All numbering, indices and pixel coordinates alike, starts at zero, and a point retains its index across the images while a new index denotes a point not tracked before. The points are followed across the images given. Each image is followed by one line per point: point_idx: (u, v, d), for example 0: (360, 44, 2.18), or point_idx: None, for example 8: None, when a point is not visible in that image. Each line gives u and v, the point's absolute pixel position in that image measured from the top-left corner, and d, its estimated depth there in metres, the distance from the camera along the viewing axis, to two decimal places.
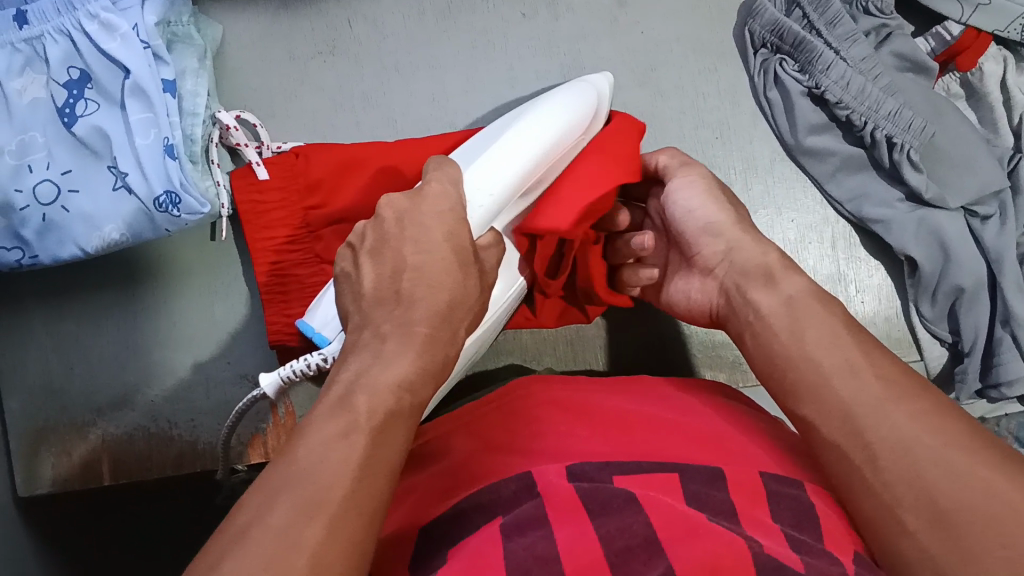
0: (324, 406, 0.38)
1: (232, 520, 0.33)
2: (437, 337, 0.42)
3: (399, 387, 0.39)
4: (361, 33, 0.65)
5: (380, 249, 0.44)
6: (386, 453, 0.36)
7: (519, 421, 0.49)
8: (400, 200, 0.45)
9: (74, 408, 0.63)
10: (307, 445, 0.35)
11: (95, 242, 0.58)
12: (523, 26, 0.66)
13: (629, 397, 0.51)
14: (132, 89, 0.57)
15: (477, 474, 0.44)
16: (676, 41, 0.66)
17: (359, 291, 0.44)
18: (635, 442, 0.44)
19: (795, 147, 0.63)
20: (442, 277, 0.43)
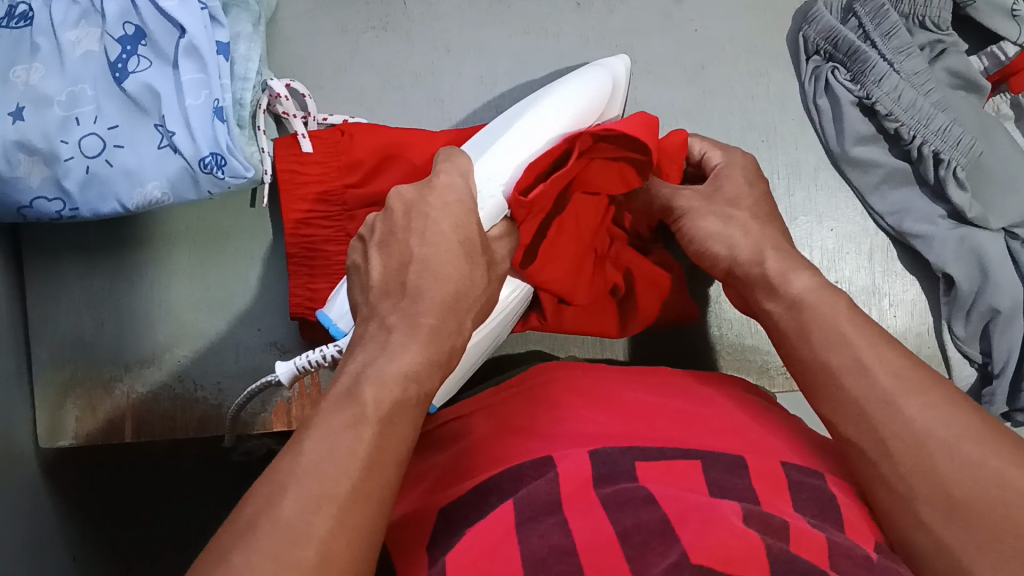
0: (329, 401, 0.38)
1: (239, 513, 0.33)
2: (443, 328, 0.42)
3: (405, 377, 0.39)
4: (414, 13, 0.66)
5: (388, 240, 0.46)
6: (393, 445, 0.37)
7: (541, 407, 0.48)
8: (408, 192, 0.47)
9: (102, 363, 0.64)
10: (313, 437, 0.35)
11: (136, 198, 0.59)
12: (577, 15, 0.66)
13: (649, 386, 0.50)
14: (186, 48, 0.57)
15: (494, 457, 0.44)
16: (729, 42, 0.66)
17: (368, 283, 0.45)
18: (654, 430, 0.44)
19: (840, 156, 0.63)
20: (450, 269, 0.44)
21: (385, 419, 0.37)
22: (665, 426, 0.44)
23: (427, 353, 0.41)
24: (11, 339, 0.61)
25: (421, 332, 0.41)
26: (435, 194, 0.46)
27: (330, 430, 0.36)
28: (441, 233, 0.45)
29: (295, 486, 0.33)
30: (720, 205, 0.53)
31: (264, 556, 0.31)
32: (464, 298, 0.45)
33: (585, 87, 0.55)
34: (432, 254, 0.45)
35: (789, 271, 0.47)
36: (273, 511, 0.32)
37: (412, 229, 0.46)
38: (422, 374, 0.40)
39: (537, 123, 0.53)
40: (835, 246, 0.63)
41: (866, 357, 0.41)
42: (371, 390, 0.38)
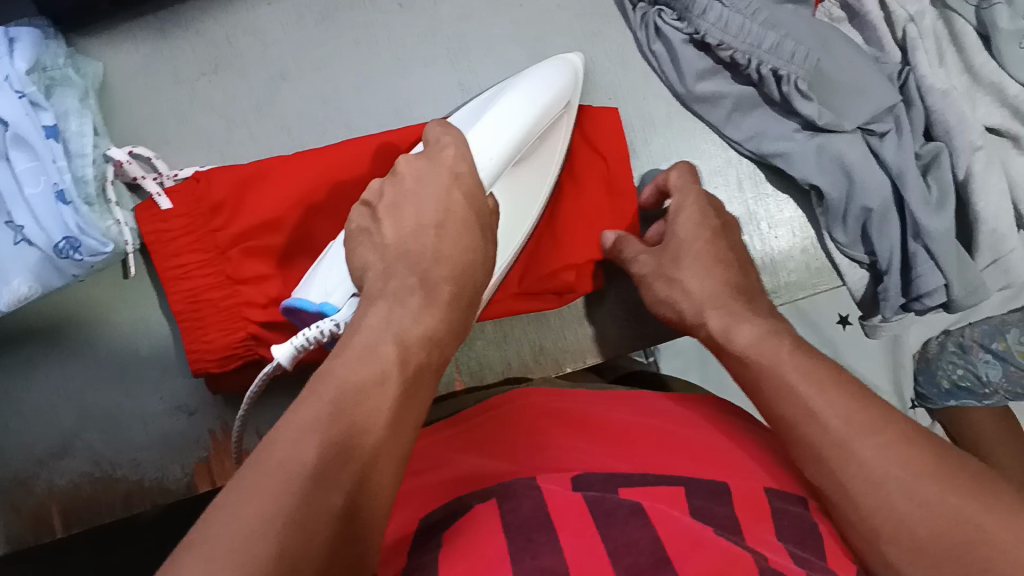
0: (349, 352, 0.38)
1: (267, 449, 0.31)
2: (457, 292, 0.45)
3: (427, 338, 0.41)
4: (242, 47, 0.65)
5: (400, 205, 0.48)
6: (411, 401, 0.38)
7: (523, 433, 0.48)
8: (419, 161, 0.50)
9: (15, 461, 0.63)
10: (339, 387, 0.35)
11: (6, 299, 0.57)
12: (403, 16, 0.66)
13: (630, 409, 0.50)
14: (14, 139, 0.56)
15: (461, 479, 0.44)
16: (558, 9, 0.67)
17: (381, 243, 0.47)
18: (631, 450, 0.44)
19: (685, 97, 0.64)
20: (461, 235, 0.48)
21: (408, 376, 0.38)
22: (642, 448, 0.44)
23: (436, 314, 0.43)
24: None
25: (440, 301, 0.43)
26: (444, 164, 0.50)
27: (357, 380, 0.36)
28: (454, 200, 0.48)
29: (322, 427, 0.32)
30: (670, 263, 0.55)
31: (272, 492, 0.29)
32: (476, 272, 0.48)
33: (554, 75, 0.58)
34: (441, 237, 0.47)
35: (740, 318, 0.49)
36: (297, 449, 0.31)
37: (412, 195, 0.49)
38: (441, 336, 0.42)
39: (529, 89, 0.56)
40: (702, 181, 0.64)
41: (816, 400, 0.41)
42: (391, 348, 0.39)
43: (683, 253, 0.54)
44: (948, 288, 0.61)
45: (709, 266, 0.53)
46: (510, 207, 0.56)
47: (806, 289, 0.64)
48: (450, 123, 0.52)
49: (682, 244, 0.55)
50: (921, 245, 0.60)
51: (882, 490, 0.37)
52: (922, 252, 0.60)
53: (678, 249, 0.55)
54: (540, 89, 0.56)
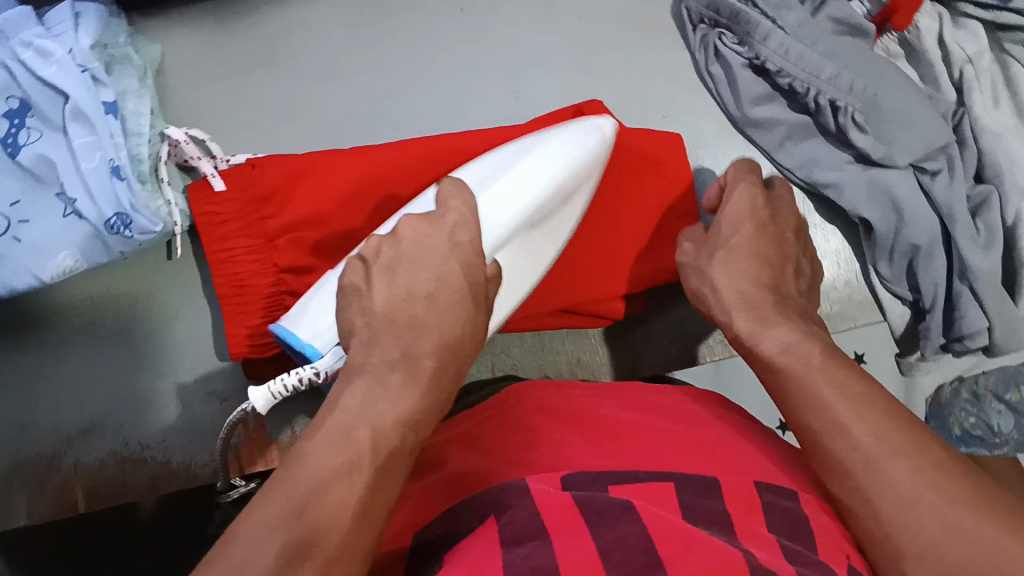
0: (324, 435, 0.38)
1: (224, 551, 0.33)
2: (443, 372, 0.45)
3: (402, 424, 0.40)
4: (297, 42, 0.66)
5: (393, 266, 0.48)
6: (385, 487, 0.38)
7: (517, 429, 0.47)
8: (417, 222, 0.49)
9: (43, 439, 0.63)
10: (310, 469, 0.36)
11: (51, 271, 0.57)
12: (460, 22, 0.67)
13: (619, 404, 0.50)
14: (73, 112, 0.57)
15: (459, 484, 0.44)
16: (612, 24, 0.68)
17: (370, 307, 0.47)
18: (626, 447, 0.44)
19: (740, 120, 0.64)
20: (455, 308, 0.47)
21: (381, 459, 0.38)
22: (636, 442, 0.44)
23: (421, 399, 0.42)
24: (21, 449, 0.63)
25: (421, 381, 0.43)
26: (451, 219, 0.50)
27: (322, 472, 0.36)
28: (451, 270, 0.48)
29: (277, 534, 0.33)
30: (706, 255, 0.54)
31: None
32: (464, 341, 0.47)
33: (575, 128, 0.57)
34: (438, 303, 0.47)
35: (772, 322, 0.47)
36: (257, 550, 0.32)
37: (409, 255, 0.48)
38: (416, 417, 0.42)
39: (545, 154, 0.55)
40: None
41: (845, 414, 0.39)
42: (364, 431, 0.39)
43: (715, 258, 0.53)
44: (991, 331, 0.60)
45: (732, 268, 0.52)
46: (511, 272, 0.55)
47: (847, 321, 0.64)
48: (459, 183, 0.52)
49: (715, 245, 0.54)
50: (966, 285, 0.60)
51: (913, 511, 0.36)
52: (967, 292, 0.60)
53: (703, 254, 0.55)
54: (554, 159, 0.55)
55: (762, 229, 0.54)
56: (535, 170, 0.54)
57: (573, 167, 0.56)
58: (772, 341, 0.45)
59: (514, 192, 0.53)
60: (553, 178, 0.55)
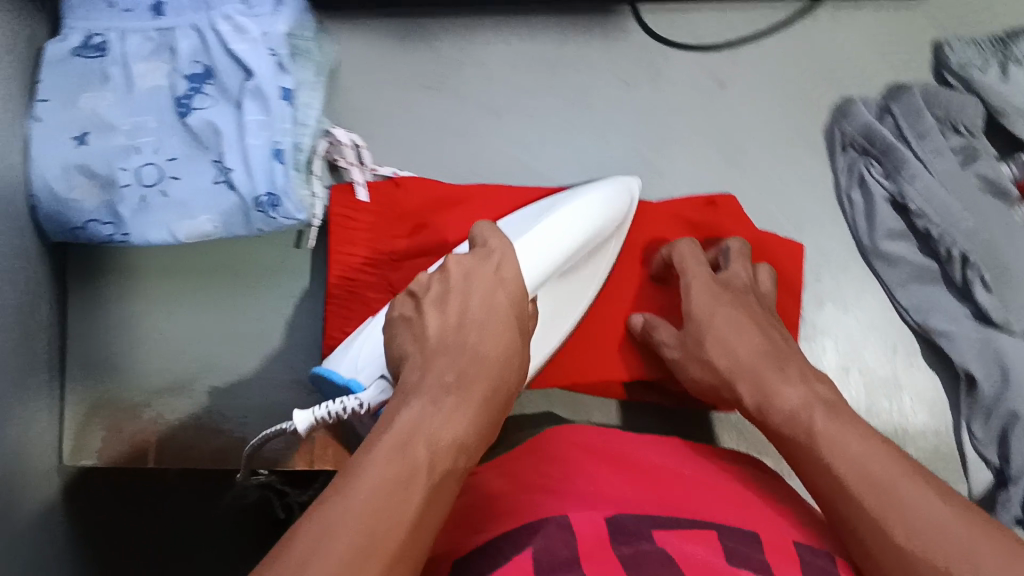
0: (382, 448, 0.40)
1: (281, 556, 0.34)
2: (490, 400, 0.47)
3: (455, 444, 0.43)
4: (469, 75, 0.68)
5: (442, 299, 0.51)
6: (435, 503, 0.40)
7: (550, 467, 0.53)
8: (467, 261, 0.52)
9: (133, 386, 0.66)
10: (367, 483, 0.38)
11: (187, 229, 0.62)
12: (625, 92, 0.67)
13: (654, 453, 0.56)
14: (252, 91, 0.60)
15: (492, 502, 0.50)
16: (773, 128, 0.68)
17: (422, 334, 0.50)
18: (663, 490, 0.50)
19: (869, 249, 0.65)
20: (500, 337, 0.50)
21: (435, 477, 0.40)
22: (673, 488, 0.51)
23: (473, 421, 0.45)
24: (111, 390, 0.67)
25: (473, 403, 0.45)
26: (488, 262, 0.52)
27: (382, 480, 0.38)
28: (495, 302, 0.51)
29: (346, 529, 0.35)
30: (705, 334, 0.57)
31: None
32: (507, 368, 0.49)
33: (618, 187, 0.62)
34: (485, 330, 0.49)
35: (776, 386, 0.52)
36: (318, 554, 0.34)
37: (467, 292, 0.51)
38: (468, 439, 0.44)
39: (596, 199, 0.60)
40: (855, 332, 0.65)
41: None
42: (421, 448, 0.41)
43: (704, 334, 0.57)
44: None
45: (733, 338, 0.56)
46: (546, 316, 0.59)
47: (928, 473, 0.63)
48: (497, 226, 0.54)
49: (701, 324, 0.58)
50: None
51: None
52: None
53: (702, 330, 0.58)
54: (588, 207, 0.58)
55: (735, 299, 0.59)
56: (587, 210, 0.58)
57: (603, 216, 0.59)
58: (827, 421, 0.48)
59: (563, 231, 0.56)
60: (597, 221, 0.58)
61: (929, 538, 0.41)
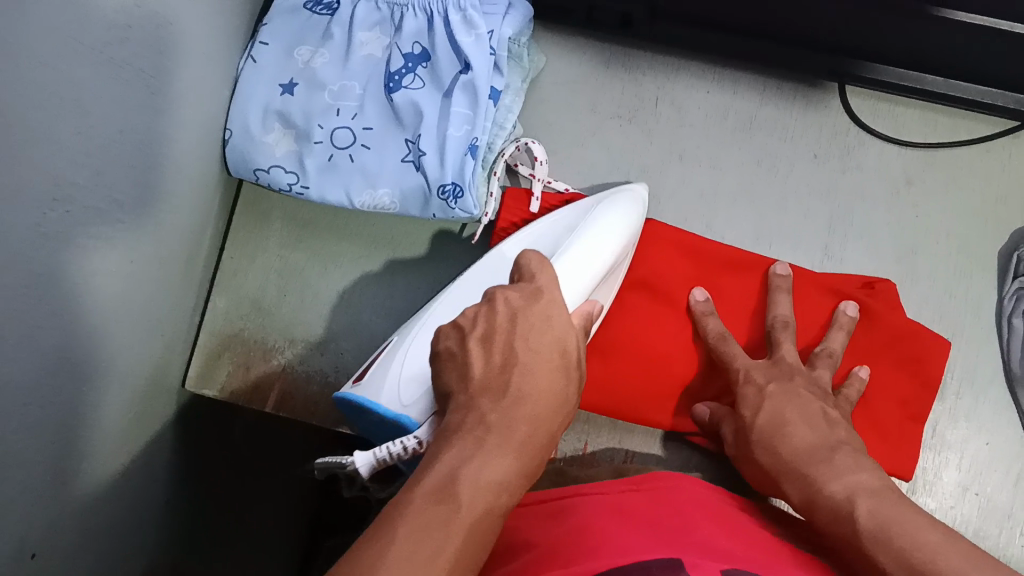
0: (421, 492, 0.36)
1: None
2: (535, 439, 0.41)
3: (499, 487, 0.38)
4: (662, 114, 0.70)
5: (489, 338, 0.44)
6: (473, 554, 0.35)
7: (657, 508, 0.54)
8: (515, 299, 0.46)
9: (271, 331, 0.68)
10: (403, 528, 0.33)
11: (366, 197, 0.64)
12: (811, 165, 0.70)
13: (743, 516, 0.55)
14: (465, 84, 0.61)
15: (578, 528, 0.50)
16: (946, 237, 0.69)
17: (465, 374, 0.44)
18: (773, 555, 0.47)
19: (1019, 377, 0.66)
20: (548, 376, 0.44)
21: (476, 523, 0.35)
22: (785, 557, 0.47)
23: (518, 464, 0.39)
24: (248, 329, 0.68)
25: (514, 448, 0.40)
26: (541, 306, 0.46)
27: (416, 527, 0.33)
28: (544, 341, 0.44)
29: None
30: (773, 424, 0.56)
31: None
32: (553, 413, 0.43)
33: (632, 209, 0.62)
34: (532, 369, 0.43)
35: (823, 482, 0.50)
36: None
37: (516, 333, 0.44)
38: (511, 483, 0.38)
39: (604, 229, 0.60)
40: (986, 459, 0.66)
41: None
42: (465, 491, 0.36)
43: (781, 422, 0.56)
44: None
45: (787, 434, 0.55)
46: None
47: None
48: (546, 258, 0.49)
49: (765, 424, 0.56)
50: None
51: None
52: None
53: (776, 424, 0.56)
54: (607, 228, 0.60)
55: (781, 390, 0.58)
56: (599, 238, 0.59)
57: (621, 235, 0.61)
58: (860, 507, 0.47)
59: (581, 264, 0.58)
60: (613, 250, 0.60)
61: None
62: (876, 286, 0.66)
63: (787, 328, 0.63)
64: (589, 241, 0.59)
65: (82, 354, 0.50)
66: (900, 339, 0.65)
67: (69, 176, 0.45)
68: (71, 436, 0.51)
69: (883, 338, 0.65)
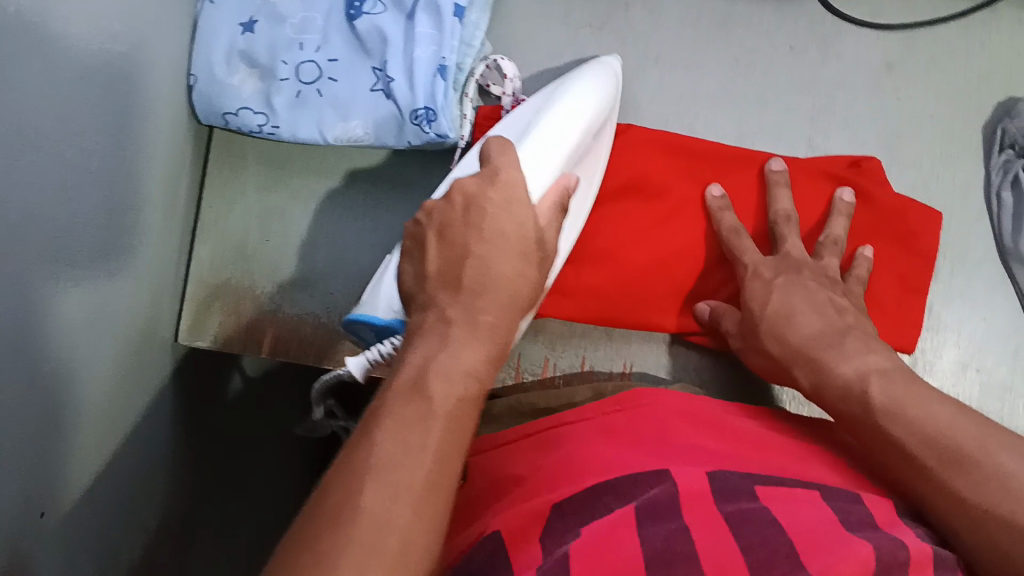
0: (398, 386, 0.38)
1: (322, 498, 0.33)
2: (500, 326, 0.43)
3: (470, 373, 0.39)
4: (634, 19, 0.69)
5: (447, 231, 0.46)
6: (459, 439, 0.37)
7: (645, 422, 0.54)
8: (469, 185, 0.46)
9: (257, 276, 0.68)
10: (388, 426, 0.35)
11: (337, 132, 0.63)
12: (789, 57, 0.69)
13: (733, 415, 0.55)
14: (427, 3, 0.61)
15: (564, 452, 0.50)
16: (929, 119, 0.69)
17: (424, 270, 0.46)
18: (759, 455, 0.48)
19: (1011, 252, 0.66)
20: (510, 261, 0.44)
21: (454, 412, 0.37)
22: (771, 455, 0.49)
23: (483, 352, 0.41)
24: (234, 275, 0.68)
25: (479, 333, 0.41)
26: (498, 189, 0.46)
27: (397, 423, 0.35)
28: (501, 230, 0.45)
29: (374, 474, 0.33)
30: (785, 308, 0.57)
31: (329, 532, 0.31)
32: (519, 297, 0.45)
33: (600, 86, 0.60)
34: (493, 252, 0.44)
35: (834, 363, 0.52)
36: (353, 498, 0.32)
37: (471, 221, 0.45)
38: (482, 370, 0.40)
39: (573, 109, 0.57)
40: (983, 336, 0.66)
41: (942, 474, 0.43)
42: (439, 384, 0.38)
43: (792, 311, 0.57)
44: None
45: (794, 322, 0.56)
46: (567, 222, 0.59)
47: None
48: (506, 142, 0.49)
49: (771, 310, 0.57)
50: None
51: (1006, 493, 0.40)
52: None
53: (787, 310, 0.57)
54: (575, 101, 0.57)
55: (790, 281, 0.59)
56: (569, 111, 0.57)
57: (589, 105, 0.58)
58: (876, 384, 0.48)
59: (553, 136, 0.55)
60: (584, 121, 0.57)
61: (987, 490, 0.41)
62: (863, 164, 0.66)
63: (790, 221, 0.63)
64: (559, 115, 0.56)
65: (70, 318, 0.50)
66: (889, 217, 0.65)
67: (36, 126, 0.43)
68: (68, 399, 0.51)
69: (875, 218, 0.65)
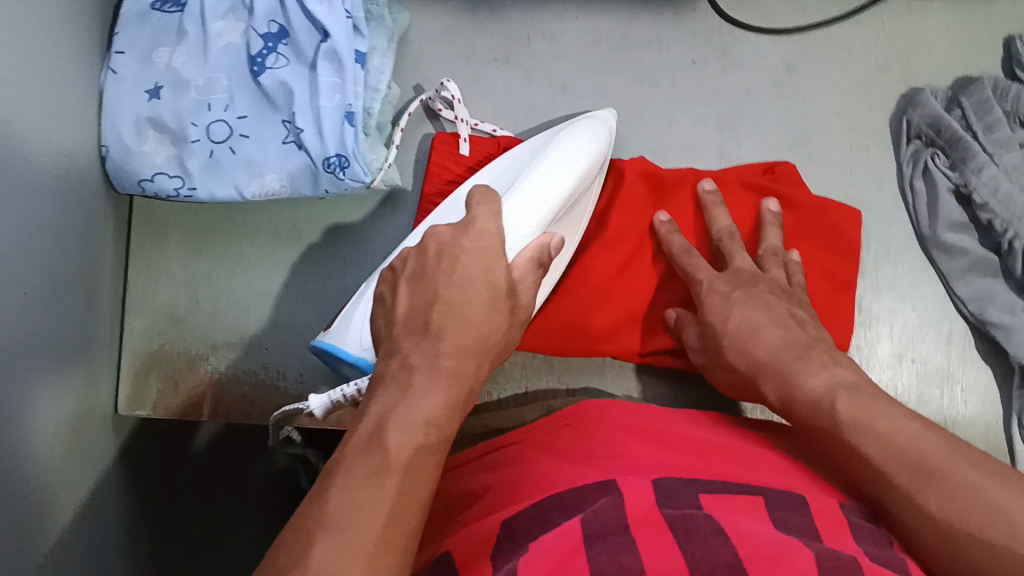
0: (354, 444, 0.39)
1: (272, 561, 0.34)
2: (464, 370, 0.45)
3: (428, 422, 0.41)
4: (537, 50, 0.70)
5: (420, 275, 0.49)
6: (416, 491, 0.38)
7: (591, 439, 0.53)
8: (445, 234, 0.50)
9: (192, 341, 0.67)
10: (340, 487, 0.37)
11: (254, 187, 0.63)
12: (691, 71, 0.70)
13: (680, 422, 0.55)
14: (327, 52, 0.61)
15: (509, 478, 0.50)
16: (836, 117, 0.70)
17: (394, 317, 0.48)
18: (704, 464, 0.48)
19: (930, 239, 0.67)
20: (477, 313, 0.47)
21: (408, 462, 0.39)
22: (715, 463, 0.48)
23: (447, 399, 0.42)
24: (168, 343, 0.67)
25: (442, 380, 0.43)
26: (469, 238, 0.50)
27: (352, 479, 0.37)
28: (470, 279, 0.48)
29: (326, 533, 0.35)
30: (745, 323, 0.57)
31: None
32: (485, 340, 0.47)
33: (594, 140, 0.61)
34: (457, 298, 0.47)
35: (801, 376, 0.51)
36: (300, 561, 0.33)
37: (443, 269, 0.48)
38: (442, 417, 0.42)
39: (561, 163, 0.58)
40: (915, 325, 0.67)
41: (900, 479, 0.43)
42: (397, 438, 0.39)
43: (756, 325, 0.56)
44: None
45: (760, 336, 0.55)
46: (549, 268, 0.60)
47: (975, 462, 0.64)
48: (490, 192, 0.53)
49: (726, 325, 0.57)
50: None
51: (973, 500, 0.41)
52: None
53: (748, 324, 0.56)
54: (561, 160, 0.58)
55: (748, 295, 0.58)
56: (554, 171, 0.57)
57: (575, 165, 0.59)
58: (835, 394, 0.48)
59: (537, 196, 0.56)
60: (569, 178, 0.58)
61: (959, 497, 0.41)
62: (777, 170, 0.67)
63: (734, 238, 0.63)
64: (545, 173, 0.57)
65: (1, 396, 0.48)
66: (811, 215, 0.66)
67: None
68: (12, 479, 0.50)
69: (797, 219, 0.66)
